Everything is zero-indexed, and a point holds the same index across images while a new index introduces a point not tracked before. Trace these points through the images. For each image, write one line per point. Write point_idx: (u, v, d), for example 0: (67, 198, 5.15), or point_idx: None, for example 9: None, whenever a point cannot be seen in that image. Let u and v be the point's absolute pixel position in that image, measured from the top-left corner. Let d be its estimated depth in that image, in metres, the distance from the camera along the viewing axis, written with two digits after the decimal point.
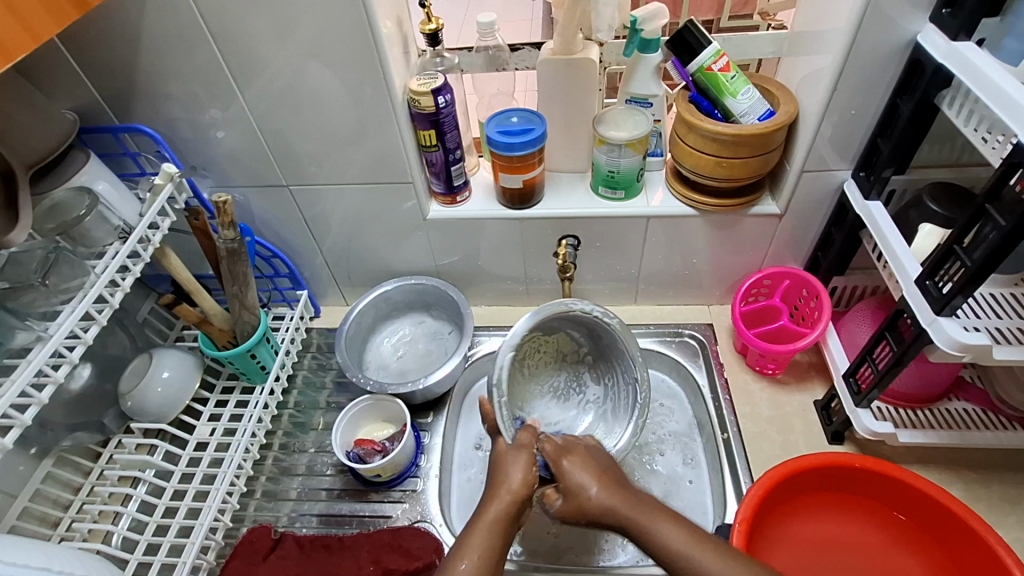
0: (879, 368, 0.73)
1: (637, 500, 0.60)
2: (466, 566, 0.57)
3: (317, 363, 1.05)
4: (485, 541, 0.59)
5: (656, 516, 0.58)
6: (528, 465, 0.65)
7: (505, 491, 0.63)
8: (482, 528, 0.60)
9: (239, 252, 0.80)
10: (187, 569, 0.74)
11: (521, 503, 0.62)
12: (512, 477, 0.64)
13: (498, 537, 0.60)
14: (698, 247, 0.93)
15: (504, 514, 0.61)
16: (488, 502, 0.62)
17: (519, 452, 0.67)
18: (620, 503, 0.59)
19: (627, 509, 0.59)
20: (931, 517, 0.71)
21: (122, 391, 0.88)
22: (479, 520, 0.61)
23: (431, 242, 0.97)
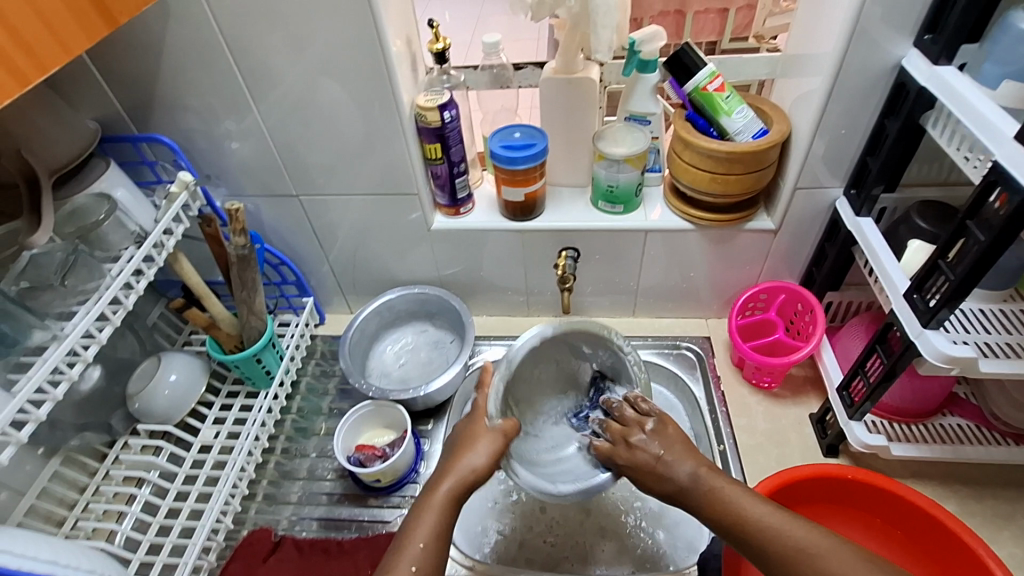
0: (871, 381, 0.74)
1: (709, 470, 0.64)
2: (423, 545, 0.61)
3: (321, 370, 1.07)
4: (436, 519, 0.63)
5: (730, 486, 0.62)
6: (494, 451, 0.68)
7: (464, 469, 0.66)
8: (435, 507, 0.63)
9: (249, 258, 0.83)
10: (188, 568, 0.75)
11: (475, 483, 0.66)
12: (475, 456, 0.67)
13: (448, 517, 0.63)
14: (695, 260, 0.95)
15: (459, 491, 0.65)
16: (444, 478, 0.66)
17: (487, 434, 0.69)
18: (689, 472, 0.64)
19: (693, 480, 0.63)
20: (925, 532, 0.72)
21: (131, 393, 0.91)
22: (433, 497, 0.64)
23: (435, 252, 1.00)
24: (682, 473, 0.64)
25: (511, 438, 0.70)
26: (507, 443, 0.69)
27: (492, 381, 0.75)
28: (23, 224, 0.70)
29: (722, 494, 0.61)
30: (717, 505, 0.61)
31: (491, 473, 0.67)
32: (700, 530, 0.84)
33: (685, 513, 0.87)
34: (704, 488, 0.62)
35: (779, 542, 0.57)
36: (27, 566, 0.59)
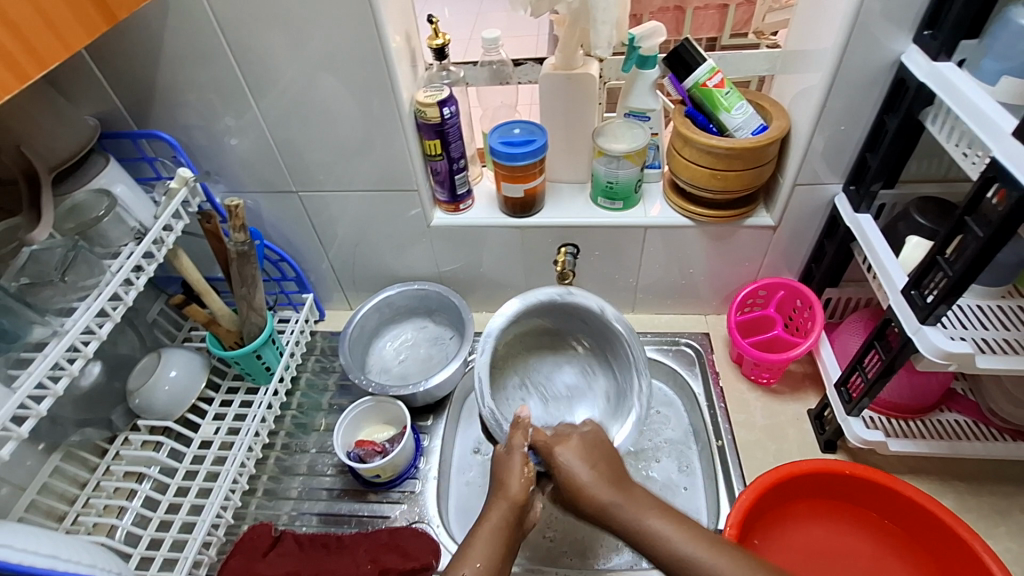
0: (869, 377, 0.75)
1: (635, 496, 0.62)
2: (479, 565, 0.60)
3: (321, 366, 1.07)
4: (488, 545, 0.62)
5: (648, 510, 0.60)
6: (524, 470, 0.68)
7: (504, 496, 0.66)
8: (485, 533, 0.63)
9: (248, 254, 0.83)
10: (189, 563, 0.76)
11: (519, 507, 0.66)
12: (510, 483, 0.67)
13: (498, 540, 0.62)
14: (694, 257, 0.95)
15: (504, 518, 0.64)
16: (492, 506, 0.66)
17: (514, 453, 0.70)
18: (619, 498, 0.61)
19: (619, 501, 0.61)
20: (923, 527, 0.72)
21: (132, 389, 0.91)
22: (481, 527, 0.64)
23: (435, 249, 1.00)
24: (606, 496, 0.62)
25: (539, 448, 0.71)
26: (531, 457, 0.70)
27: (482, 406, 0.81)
28: (23, 221, 0.71)
29: (647, 524, 0.59)
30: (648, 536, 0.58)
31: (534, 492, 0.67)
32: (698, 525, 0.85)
33: (683, 508, 0.87)
34: (631, 517, 0.60)
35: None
36: (28, 560, 0.59)
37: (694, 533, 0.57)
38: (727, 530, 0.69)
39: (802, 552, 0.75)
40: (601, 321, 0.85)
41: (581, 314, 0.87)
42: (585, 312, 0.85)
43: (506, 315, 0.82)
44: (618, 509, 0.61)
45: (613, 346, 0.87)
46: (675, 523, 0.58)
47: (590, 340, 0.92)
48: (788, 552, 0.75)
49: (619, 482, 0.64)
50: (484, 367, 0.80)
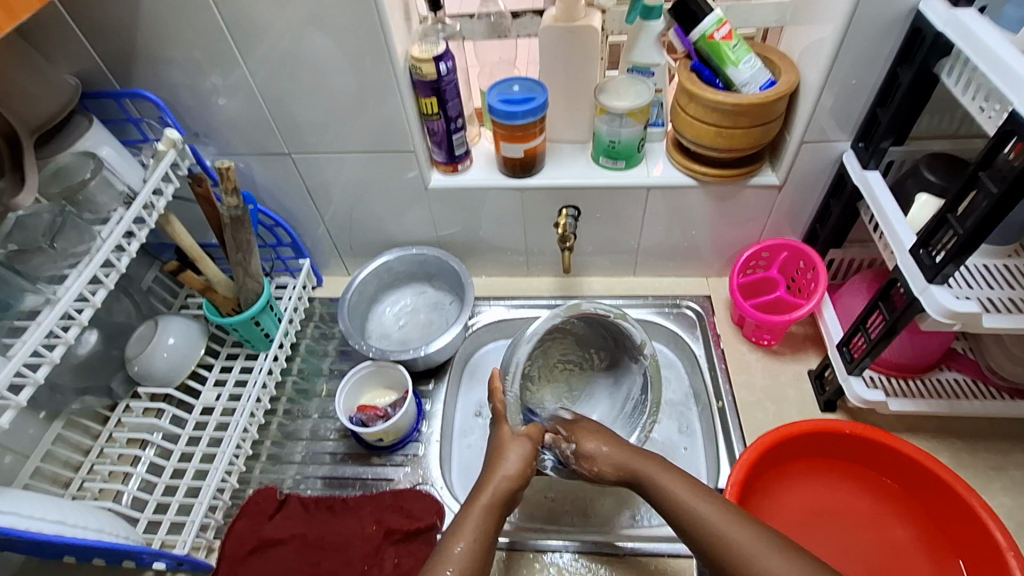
0: (872, 338, 0.74)
1: (642, 456, 0.70)
2: (461, 549, 0.58)
3: (320, 332, 1.07)
4: (477, 525, 0.61)
5: (658, 468, 0.67)
6: (526, 457, 0.68)
7: (501, 477, 0.66)
8: (476, 512, 0.62)
9: (242, 219, 0.81)
10: (196, 526, 0.77)
11: (515, 489, 0.66)
12: (509, 462, 0.67)
13: (489, 521, 0.62)
14: (696, 218, 0.93)
15: (497, 498, 0.64)
16: (486, 482, 0.66)
17: (518, 441, 0.71)
18: (618, 452, 0.71)
19: (625, 459, 0.70)
20: (920, 483, 0.72)
21: (129, 357, 0.91)
22: (474, 505, 0.63)
23: (432, 212, 0.98)
24: (613, 452, 0.71)
25: (536, 443, 0.71)
26: (535, 449, 0.70)
27: (502, 387, 0.79)
28: (6, 184, 0.67)
29: (647, 472, 0.68)
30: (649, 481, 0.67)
31: (527, 479, 0.67)
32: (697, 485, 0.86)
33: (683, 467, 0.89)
34: (637, 467, 0.69)
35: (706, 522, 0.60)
36: (36, 526, 0.59)
37: (691, 484, 0.64)
38: (730, 487, 0.70)
39: (799, 509, 0.76)
40: (632, 345, 0.86)
41: (608, 330, 0.88)
42: (626, 336, 0.85)
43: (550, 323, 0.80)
44: (621, 459, 0.70)
45: (631, 359, 0.88)
46: (673, 474, 0.66)
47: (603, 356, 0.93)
48: (786, 510, 0.76)
49: (625, 445, 0.72)
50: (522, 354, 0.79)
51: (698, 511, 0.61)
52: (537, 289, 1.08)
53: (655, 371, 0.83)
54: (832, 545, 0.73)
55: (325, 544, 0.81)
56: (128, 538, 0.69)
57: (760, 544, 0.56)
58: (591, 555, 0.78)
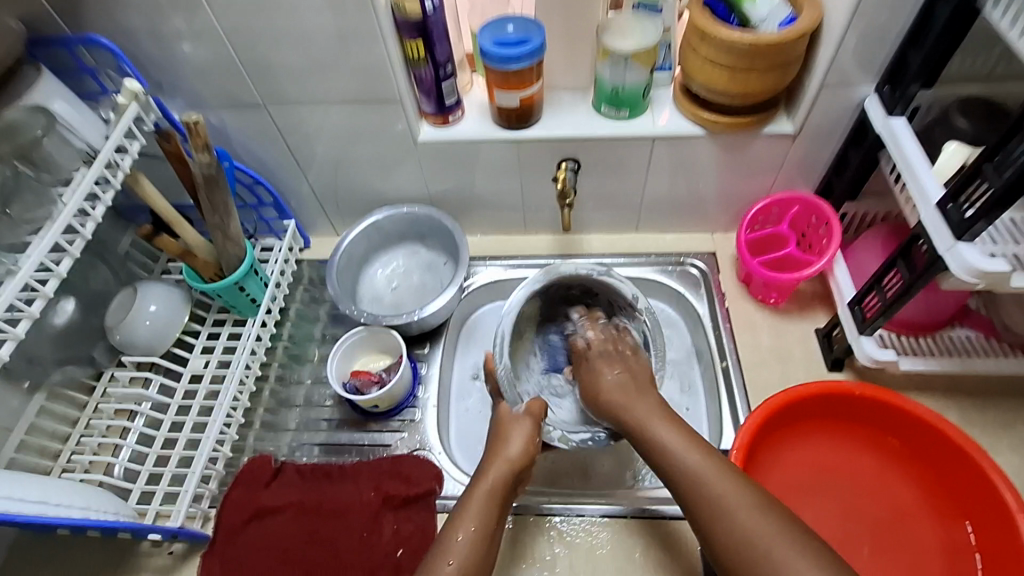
0: (887, 298, 0.71)
1: (650, 407, 0.66)
2: (463, 538, 0.58)
3: (309, 296, 1.02)
4: (479, 512, 0.60)
5: (658, 421, 0.64)
6: (528, 436, 0.66)
7: (503, 460, 0.63)
8: (477, 498, 0.61)
9: (217, 178, 0.75)
10: (189, 496, 0.75)
11: (518, 471, 0.63)
12: (510, 444, 0.65)
13: (492, 504, 0.60)
14: (704, 171, 0.88)
15: (499, 482, 0.62)
16: (488, 466, 0.63)
17: (520, 420, 0.68)
18: (624, 403, 0.67)
19: (630, 406, 0.67)
20: (928, 444, 0.70)
21: (110, 325, 0.87)
22: (476, 489, 0.61)
23: (422, 167, 0.92)
24: (623, 402, 0.68)
25: (537, 420, 0.68)
26: (538, 425, 0.68)
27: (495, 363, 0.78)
28: None
29: (651, 429, 0.63)
30: (651, 441, 0.63)
31: (530, 459, 0.65)
32: None
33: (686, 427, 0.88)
34: (643, 422, 0.64)
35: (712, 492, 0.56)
36: (14, 508, 0.57)
37: (697, 448, 0.60)
38: (734, 452, 0.68)
39: (802, 469, 0.74)
40: (626, 304, 0.82)
41: (602, 297, 0.86)
42: (617, 295, 0.83)
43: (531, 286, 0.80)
44: (627, 412, 0.66)
45: (626, 321, 0.84)
46: (680, 435, 0.62)
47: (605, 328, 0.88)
48: (791, 472, 0.74)
49: (639, 388, 0.69)
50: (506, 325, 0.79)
51: (704, 480, 0.57)
52: (535, 248, 1.03)
53: (653, 325, 0.79)
54: (837, 505, 0.72)
55: (323, 510, 0.80)
56: (118, 514, 0.67)
57: (765, 523, 0.53)
58: (596, 518, 0.77)
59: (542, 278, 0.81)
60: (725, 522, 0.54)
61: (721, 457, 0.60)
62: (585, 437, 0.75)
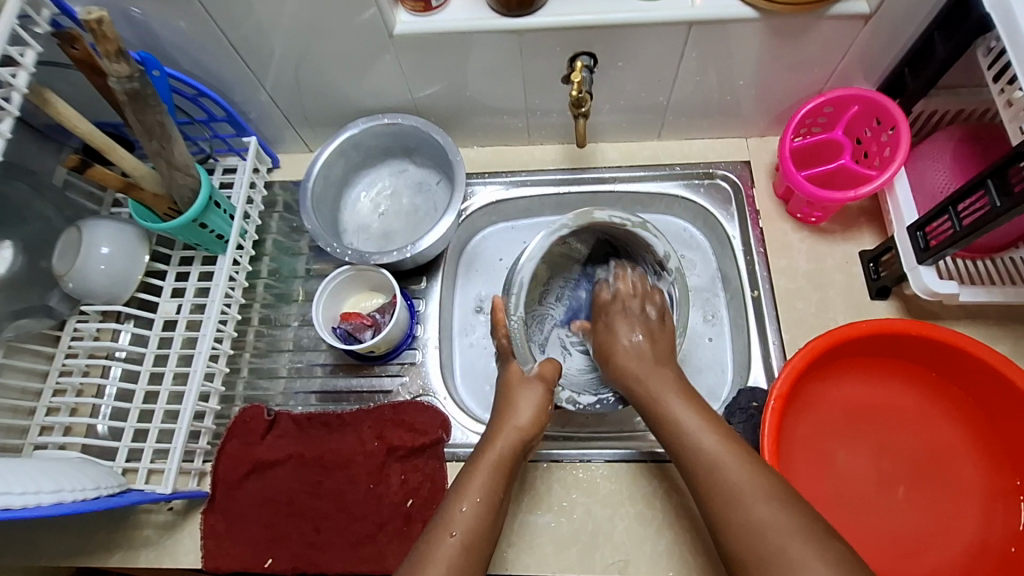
0: (961, 225, 0.60)
1: (665, 373, 0.64)
2: (465, 508, 0.55)
3: (286, 224, 0.90)
4: (485, 480, 0.58)
5: (671, 395, 0.61)
6: (539, 404, 0.65)
7: (511, 428, 0.62)
8: (485, 467, 0.59)
9: (144, 95, 0.60)
10: (179, 455, 0.70)
11: (526, 442, 0.62)
12: (520, 413, 0.64)
13: (499, 477, 0.59)
14: (748, 64, 0.72)
15: (508, 452, 0.61)
16: (496, 434, 0.62)
17: (530, 384, 0.67)
18: (643, 370, 0.65)
19: (646, 375, 0.65)
20: (984, 384, 0.63)
21: (59, 272, 0.75)
22: (482, 463, 0.59)
23: (402, 67, 0.75)
24: (637, 367, 0.66)
25: (550, 385, 0.68)
26: (550, 390, 0.68)
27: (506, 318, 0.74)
28: None
29: (666, 404, 0.61)
30: (663, 416, 0.60)
31: (539, 429, 0.64)
32: (723, 381, 0.80)
33: (709, 360, 0.82)
34: (655, 396, 0.62)
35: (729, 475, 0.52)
36: None
37: (704, 418, 0.58)
38: (771, 404, 0.61)
39: (838, 410, 0.68)
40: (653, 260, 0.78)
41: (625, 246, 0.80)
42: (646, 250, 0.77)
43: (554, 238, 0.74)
44: (641, 380, 0.64)
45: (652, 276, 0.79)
46: (692, 408, 0.59)
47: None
48: (827, 410, 0.68)
49: (659, 360, 0.66)
50: (525, 273, 0.74)
51: (718, 464, 0.53)
52: (540, 162, 0.89)
53: (681, 291, 0.75)
54: (874, 443, 0.67)
55: (325, 462, 0.76)
56: (98, 488, 0.62)
57: (769, 496, 0.50)
58: (616, 463, 0.73)
59: (573, 225, 0.74)
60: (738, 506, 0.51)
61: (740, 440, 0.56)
62: (594, 400, 0.74)
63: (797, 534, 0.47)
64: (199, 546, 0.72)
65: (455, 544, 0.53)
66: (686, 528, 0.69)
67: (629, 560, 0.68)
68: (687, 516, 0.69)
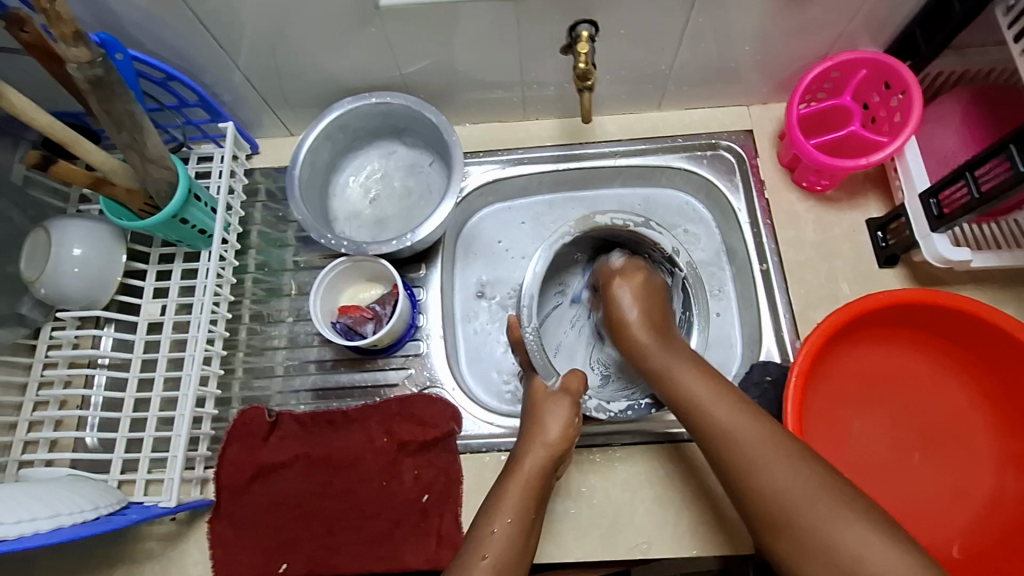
0: (980, 193, 0.59)
1: (674, 345, 0.65)
2: (496, 530, 0.58)
3: (270, 214, 0.85)
4: (519, 501, 0.60)
5: (686, 364, 0.62)
6: (568, 418, 0.64)
7: (540, 443, 0.63)
8: (518, 485, 0.60)
9: (108, 83, 0.54)
10: (180, 464, 0.67)
11: (557, 457, 0.63)
12: (547, 429, 0.64)
13: (533, 494, 0.60)
14: (754, 27, 0.69)
15: (537, 468, 0.62)
16: (527, 452, 0.63)
17: (556, 398, 0.66)
18: (655, 347, 0.66)
19: (656, 350, 0.65)
20: (999, 350, 0.63)
21: (28, 279, 0.70)
22: (511, 484, 0.61)
23: (387, 40, 0.70)
24: (649, 345, 0.66)
25: (576, 396, 0.67)
26: (576, 404, 0.66)
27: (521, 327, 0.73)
28: None
29: (679, 380, 0.61)
30: (682, 394, 0.61)
31: (569, 441, 0.64)
32: (732, 355, 0.79)
33: (718, 335, 0.81)
34: (664, 366, 0.63)
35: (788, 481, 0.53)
36: None
37: (714, 383, 0.60)
38: (793, 380, 0.60)
39: (853, 381, 0.68)
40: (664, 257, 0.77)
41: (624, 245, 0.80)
42: (653, 247, 0.77)
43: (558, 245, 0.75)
44: (650, 356, 0.65)
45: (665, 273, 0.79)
46: (710, 382, 0.60)
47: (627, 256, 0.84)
48: (841, 380, 0.68)
49: (666, 335, 0.67)
50: (532, 287, 0.73)
51: (731, 436, 0.56)
52: (535, 138, 0.86)
53: (696, 282, 0.75)
54: (887, 411, 0.68)
55: (334, 462, 0.73)
56: (98, 508, 0.58)
57: (798, 477, 0.52)
58: (633, 444, 0.72)
59: (575, 231, 0.75)
60: (775, 495, 0.53)
61: (768, 418, 0.57)
62: (624, 407, 0.70)
63: (839, 522, 0.50)
64: (207, 555, 0.70)
65: (487, 568, 0.55)
66: (707, 504, 0.69)
67: (651, 541, 0.68)
68: (706, 492, 0.69)
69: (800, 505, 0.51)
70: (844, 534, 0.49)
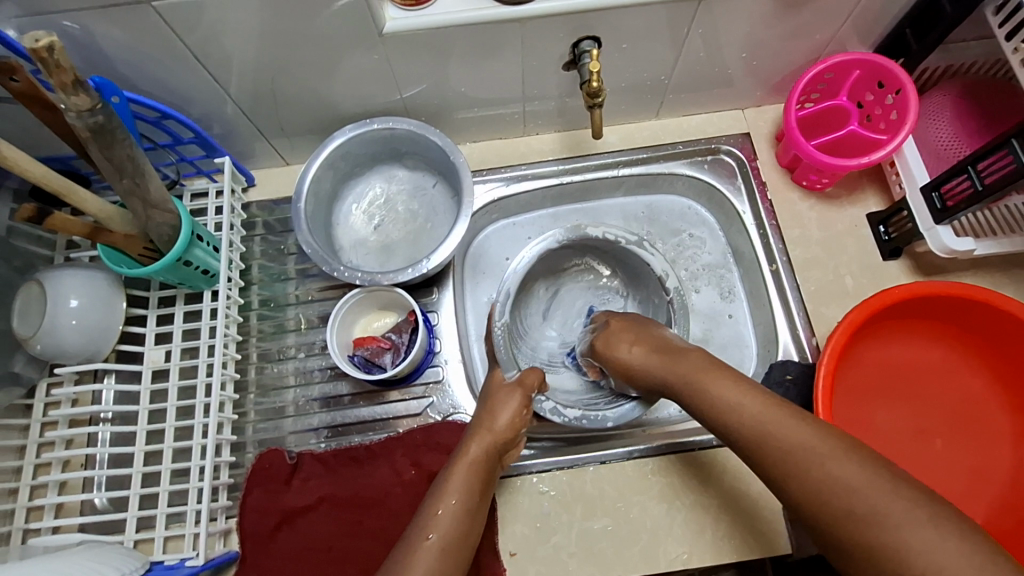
0: (983, 186, 0.61)
1: (686, 362, 0.60)
2: (442, 510, 0.55)
3: (270, 247, 0.82)
4: (464, 479, 0.57)
5: (707, 376, 0.57)
6: (518, 408, 0.64)
7: (488, 431, 0.61)
8: (464, 468, 0.58)
9: (109, 130, 0.52)
10: (205, 517, 0.64)
11: (501, 445, 0.61)
12: (497, 417, 0.62)
13: (477, 476, 0.58)
14: (752, 34, 0.70)
15: (484, 453, 0.60)
16: (472, 437, 0.61)
17: (508, 390, 0.65)
18: (664, 372, 0.61)
19: (668, 372, 0.61)
20: (1009, 335, 0.65)
21: (23, 336, 0.66)
22: (458, 462, 0.59)
23: (389, 65, 0.68)
24: (656, 370, 0.62)
25: (531, 392, 0.66)
26: (529, 398, 0.65)
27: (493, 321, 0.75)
28: None
29: (707, 392, 0.56)
30: (709, 402, 0.56)
31: (518, 431, 0.63)
32: (747, 354, 0.80)
33: (732, 336, 0.82)
34: (687, 381, 0.59)
35: (788, 456, 0.49)
36: None
37: (743, 388, 0.55)
38: (820, 377, 0.61)
39: (879, 372, 0.70)
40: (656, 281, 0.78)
41: (617, 256, 0.82)
42: (647, 268, 0.79)
43: (546, 245, 0.77)
44: (668, 380, 0.61)
45: (658, 295, 0.79)
46: (739, 391, 0.55)
47: (602, 253, 0.84)
48: (864, 372, 0.70)
49: (672, 354, 0.62)
50: (511, 283, 0.75)
51: (756, 425, 0.52)
52: (535, 153, 0.85)
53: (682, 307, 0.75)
54: (905, 404, 0.70)
55: (361, 501, 0.72)
56: None
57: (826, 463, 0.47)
58: (664, 455, 0.72)
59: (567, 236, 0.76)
60: (812, 482, 0.47)
61: (797, 408, 0.52)
62: (579, 414, 0.70)
63: (883, 507, 0.44)
64: None
65: (432, 545, 0.52)
66: (743, 512, 0.69)
67: (691, 552, 0.68)
68: (739, 495, 0.70)
69: (838, 496, 0.45)
70: (892, 520, 0.43)
